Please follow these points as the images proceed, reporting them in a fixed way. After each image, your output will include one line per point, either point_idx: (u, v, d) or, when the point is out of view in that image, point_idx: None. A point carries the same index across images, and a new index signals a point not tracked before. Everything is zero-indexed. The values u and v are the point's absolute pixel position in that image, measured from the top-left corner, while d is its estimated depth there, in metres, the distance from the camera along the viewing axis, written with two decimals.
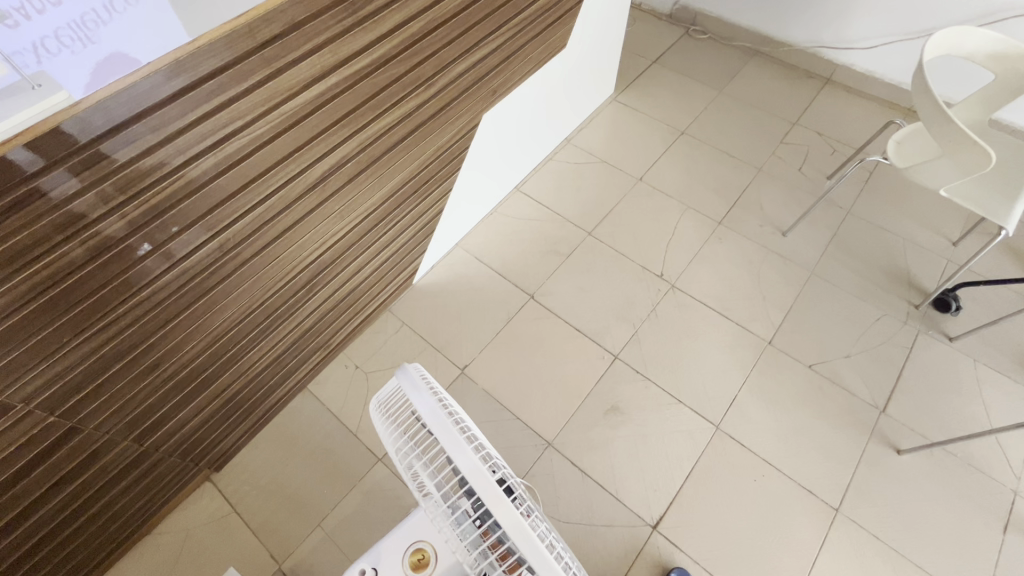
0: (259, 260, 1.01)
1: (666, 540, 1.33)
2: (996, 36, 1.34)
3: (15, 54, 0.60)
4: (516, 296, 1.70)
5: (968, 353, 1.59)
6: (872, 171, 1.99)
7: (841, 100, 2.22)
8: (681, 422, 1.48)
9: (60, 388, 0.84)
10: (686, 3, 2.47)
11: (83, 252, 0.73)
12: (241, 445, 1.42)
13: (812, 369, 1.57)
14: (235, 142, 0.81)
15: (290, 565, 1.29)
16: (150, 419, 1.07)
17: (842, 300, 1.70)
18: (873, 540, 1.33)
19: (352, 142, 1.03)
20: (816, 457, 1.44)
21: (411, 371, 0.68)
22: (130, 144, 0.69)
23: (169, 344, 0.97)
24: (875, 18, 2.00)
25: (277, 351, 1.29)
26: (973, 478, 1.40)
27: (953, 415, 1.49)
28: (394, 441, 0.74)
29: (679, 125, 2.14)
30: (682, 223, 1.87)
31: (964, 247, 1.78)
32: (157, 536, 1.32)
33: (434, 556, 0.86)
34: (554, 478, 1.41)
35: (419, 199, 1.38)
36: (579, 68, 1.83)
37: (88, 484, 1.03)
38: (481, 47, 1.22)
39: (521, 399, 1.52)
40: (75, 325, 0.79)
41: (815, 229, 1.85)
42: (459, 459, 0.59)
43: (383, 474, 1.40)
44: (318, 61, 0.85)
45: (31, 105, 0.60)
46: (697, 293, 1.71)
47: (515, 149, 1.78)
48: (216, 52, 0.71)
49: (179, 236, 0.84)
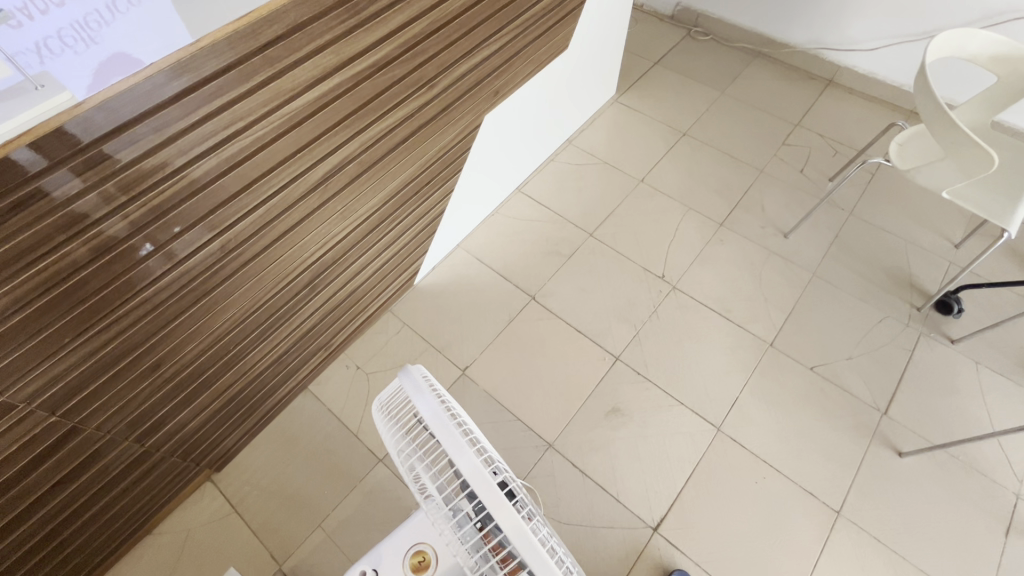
0: (260, 260, 1.01)
1: (667, 542, 1.32)
2: (999, 38, 1.33)
3: (18, 54, 0.58)
4: (517, 297, 1.70)
5: (970, 355, 1.59)
6: (874, 172, 1.99)
7: (843, 101, 2.22)
8: (682, 424, 1.48)
9: (62, 388, 0.84)
10: (688, 5, 2.47)
11: (86, 253, 0.73)
12: (242, 445, 1.42)
13: (813, 371, 1.57)
14: (237, 143, 0.81)
15: (290, 566, 1.29)
16: (151, 419, 1.07)
17: (843, 301, 1.70)
18: (874, 542, 1.32)
19: (354, 143, 1.03)
20: (817, 460, 1.43)
21: (413, 372, 0.68)
22: (133, 144, 0.69)
23: (170, 345, 0.97)
24: (877, 20, 2.00)
25: (278, 351, 1.29)
26: (975, 481, 1.40)
27: (954, 417, 1.49)
28: (395, 443, 0.74)
29: (680, 126, 2.14)
30: (684, 225, 1.87)
31: (966, 249, 1.78)
32: (158, 536, 1.32)
33: (434, 558, 0.86)
34: (555, 479, 1.41)
35: (421, 199, 1.38)
36: (581, 69, 1.83)
37: (89, 484, 1.03)
38: (482, 48, 1.22)
39: (522, 400, 1.52)
40: (77, 325, 0.79)
41: (817, 231, 1.85)
42: (460, 461, 0.59)
43: (384, 475, 1.40)
44: (321, 62, 0.85)
45: (35, 106, 0.59)
46: (698, 294, 1.71)
47: (517, 150, 1.78)
48: (219, 52, 0.71)
49: (181, 237, 0.84)
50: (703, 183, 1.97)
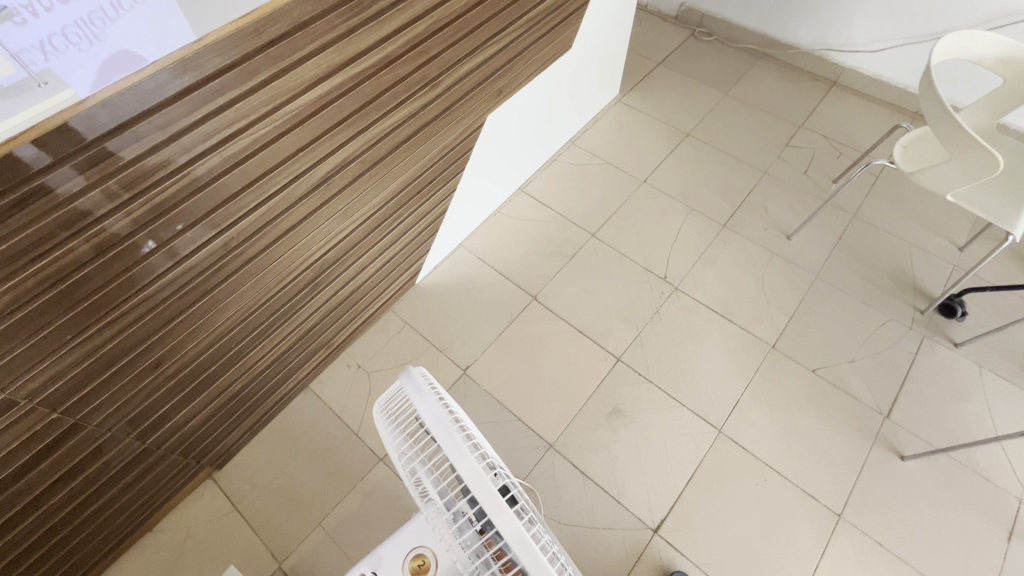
0: (262, 259, 1.01)
1: (667, 544, 1.32)
2: (1005, 40, 1.33)
3: (22, 51, 0.59)
4: (519, 297, 1.70)
5: (973, 359, 1.58)
6: (878, 175, 1.98)
7: (848, 103, 2.21)
8: (683, 426, 1.48)
9: (63, 385, 0.84)
10: (692, 5, 2.47)
11: (88, 250, 0.73)
12: (242, 443, 1.42)
13: (815, 373, 1.56)
14: (239, 141, 0.81)
15: (290, 564, 1.29)
16: (152, 417, 1.07)
17: (846, 304, 1.69)
18: (875, 546, 1.32)
19: (357, 142, 1.03)
20: (819, 463, 1.43)
21: (415, 374, 0.68)
22: (136, 141, 0.69)
23: (172, 343, 0.98)
24: (883, 21, 2.00)
25: (279, 349, 1.29)
26: (977, 486, 1.39)
27: (957, 422, 1.48)
28: (396, 445, 0.74)
29: (684, 127, 2.14)
30: (686, 226, 1.86)
31: (970, 253, 1.77)
32: (158, 534, 1.32)
33: (434, 561, 0.86)
34: (555, 480, 1.40)
35: (423, 198, 1.38)
36: (584, 68, 1.83)
37: (89, 480, 1.03)
38: (486, 47, 1.22)
39: (522, 400, 1.52)
40: (79, 323, 0.79)
41: (820, 233, 1.84)
42: (460, 464, 0.59)
43: (384, 474, 1.40)
44: (324, 61, 0.85)
45: (37, 103, 0.60)
46: (700, 295, 1.71)
47: (519, 150, 1.77)
48: (221, 51, 0.71)
49: (184, 234, 0.84)
50: (706, 184, 1.97)
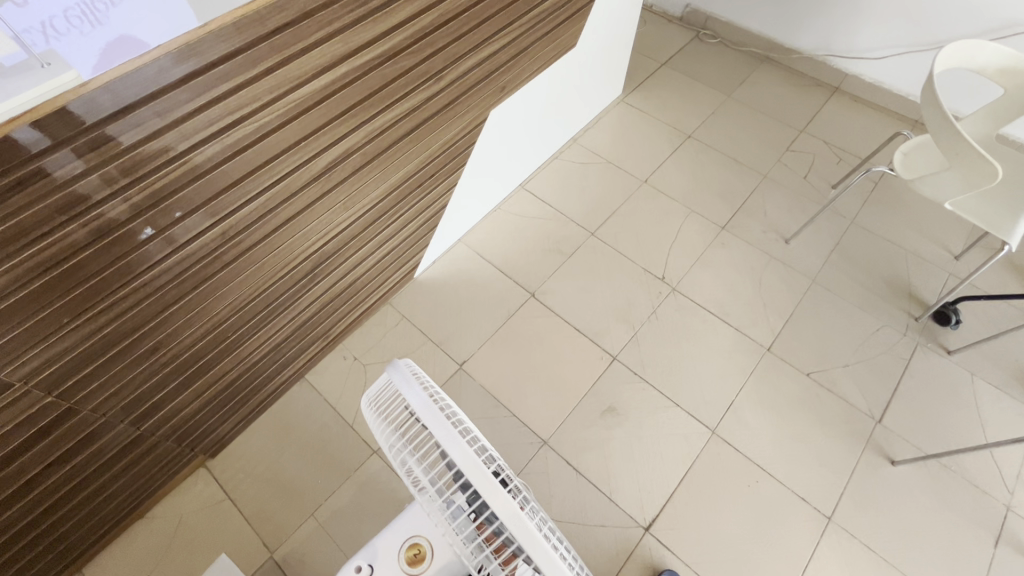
0: (260, 248, 1.01)
1: (658, 542, 1.33)
2: (1007, 50, 1.33)
3: (24, 32, 0.61)
4: (516, 294, 1.70)
5: (966, 367, 1.59)
6: (877, 181, 1.99)
7: (849, 109, 2.22)
8: (677, 425, 1.49)
9: (60, 367, 0.84)
10: (697, 7, 2.47)
11: (86, 235, 0.72)
12: (238, 431, 1.42)
13: (810, 377, 1.57)
14: (243, 128, 0.81)
15: (282, 554, 1.29)
16: (147, 402, 1.07)
17: (842, 309, 1.70)
18: (863, 549, 1.33)
19: (359, 134, 1.02)
20: (812, 465, 1.44)
21: (401, 366, 0.68)
22: (137, 127, 0.69)
23: (170, 328, 0.98)
24: (886, 27, 2.00)
25: (278, 338, 1.29)
26: (967, 492, 1.40)
27: (948, 428, 1.49)
28: (387, 439, 0.74)
29: (686, 128, 2.14)
30: (686, 226, 1.87)
31: (966, 261, 1.79)
32: (148, 521, 1.32)
33: (430, 551, 0.86)
34: (548, 476, 1.41)
35: (424, 192, 1.38)
36: (589, 65, 1.82)
37: (82, 465, 1.02)
38: (490, 42, 1.21)
39: (519, 396, 1.52)
40: (75, 308, 0.78)
41: (818, 238, 1.85)
42: (451, 450, 0.58)
43: (378, 466, 1.40)
44: (328, 51, 0.85)
45: (38, 83, 0.59)
46: (697, 296, 1.71)
47: (519, 146, 1.76)
48: (226, 37, 0.71)
49: (181, 221, 0.83)
50: (706, 185, 1.97)
